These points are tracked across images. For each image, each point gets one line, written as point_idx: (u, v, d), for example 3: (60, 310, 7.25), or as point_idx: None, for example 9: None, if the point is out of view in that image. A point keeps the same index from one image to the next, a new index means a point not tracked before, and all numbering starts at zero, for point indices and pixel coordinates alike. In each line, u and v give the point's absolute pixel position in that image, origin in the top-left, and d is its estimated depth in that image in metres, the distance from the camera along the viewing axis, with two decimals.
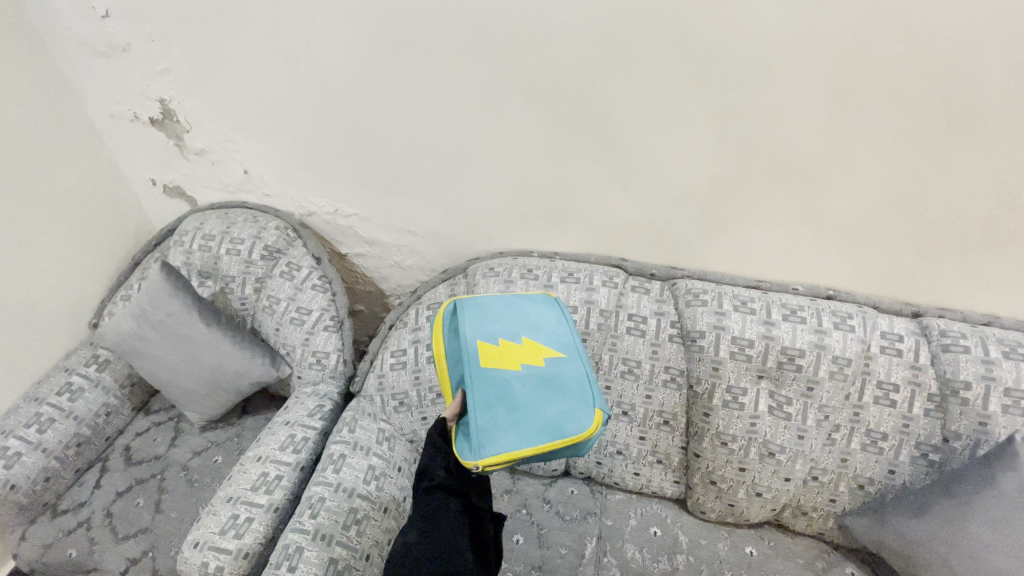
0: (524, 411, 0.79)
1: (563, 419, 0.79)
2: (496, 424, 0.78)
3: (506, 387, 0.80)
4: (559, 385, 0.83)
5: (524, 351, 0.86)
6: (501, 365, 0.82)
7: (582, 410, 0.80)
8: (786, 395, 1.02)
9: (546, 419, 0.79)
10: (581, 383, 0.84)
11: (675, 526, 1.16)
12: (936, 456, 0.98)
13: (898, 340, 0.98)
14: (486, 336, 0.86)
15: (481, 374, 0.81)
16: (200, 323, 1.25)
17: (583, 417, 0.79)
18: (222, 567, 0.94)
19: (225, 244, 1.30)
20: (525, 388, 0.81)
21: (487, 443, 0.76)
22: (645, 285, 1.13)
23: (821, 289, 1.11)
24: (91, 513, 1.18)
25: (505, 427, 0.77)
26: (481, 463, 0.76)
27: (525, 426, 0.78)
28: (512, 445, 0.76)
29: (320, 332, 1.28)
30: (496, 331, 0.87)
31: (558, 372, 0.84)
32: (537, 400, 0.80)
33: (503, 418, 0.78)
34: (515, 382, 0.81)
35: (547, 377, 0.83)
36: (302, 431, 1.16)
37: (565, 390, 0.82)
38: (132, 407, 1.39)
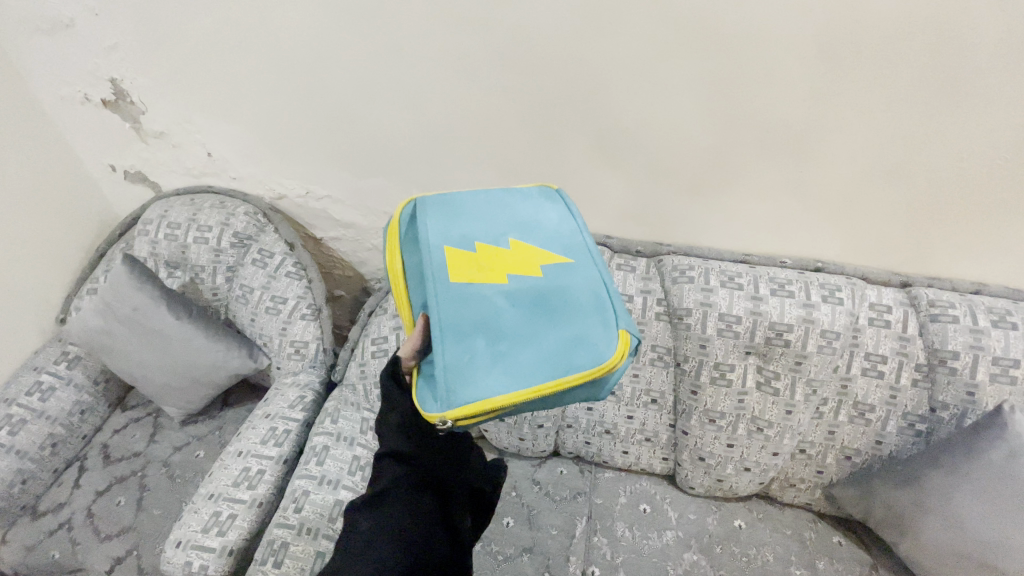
0: (510, 342, 0.66)
1: (562, 349, 0.67)
2: (477, 362, 0.65)
3: (486, 312, 0.68)
4: (553, 304, 0.70)
5: (507, 267, 0.73)
6: (478, 287, 0.70)
7: (586, 334, 0.68)
8: (774, 370, 1.00)
9: (540, 351, 0.66)
10: (584, 304, 0.71)
11: (665, 502, 1.16)
12: (923, 426, 0.98)
13: (886, 311, 0.97)
14: (458, 253, 0.73)
15: (453, 298, 0.68)
16: (170, 316, 1.20)
17: (588, 343, 0.67)
18: (206, 565, 0.93)
19: (192, 232, 1.24)
20: (511, 312, 0.68)
21: (468, 385, 0.64)
22: (631, 263, 1.09)
23: (809, 261, 1.08)
24: (71, 513, 1.16)
25: (488, 364, 0.65)
26: (462, 410, 0.62)
27: (515, 362, 0.65)
28: (500, 384, 0.64)
29: (298, 321, 1.23)
30: (472, 245, 0.75)
31: (552, 289, 0.71)
32: (527, 327, 0.68)
33: (485, 353, 0.66)
34: (497, 306, 0.68)
35: (537, 297, 0.70)
36: (284, 423, 1.13)
37: (563, 314, 0.70)
38: (108, 404, 1.35)
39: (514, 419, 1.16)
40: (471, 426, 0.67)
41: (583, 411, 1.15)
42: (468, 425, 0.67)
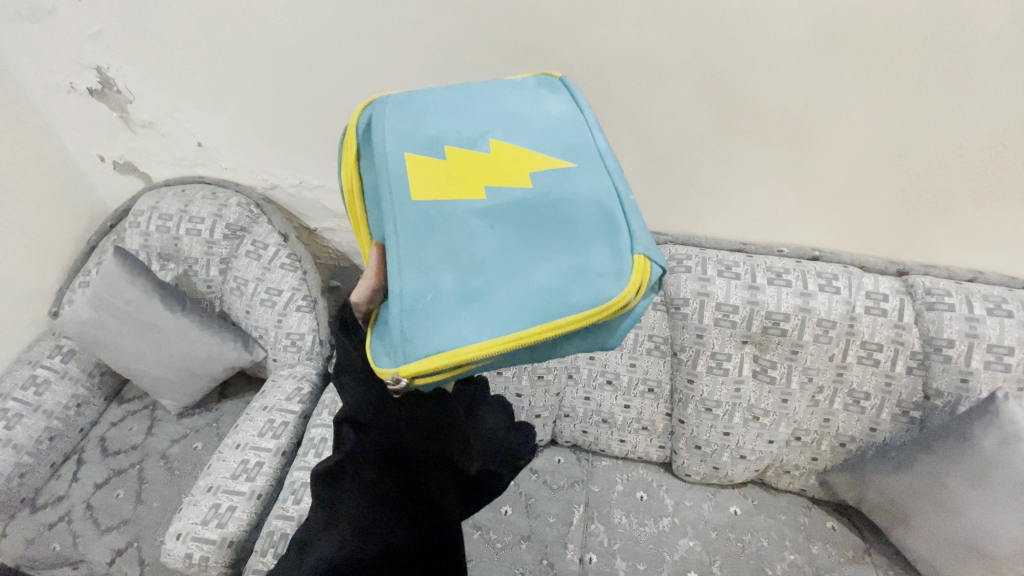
0: (487, 279, 0.56)
1: (551, 283, 0.56)
2: (446, 304, 0.55)
3: (456, 242, 0.57)
4: (543, 227, 0.58)
5: (486, 182, 0.61)
6: (450, 212, 0.59)
7: (582, 262, 0.57)
8: (770, 358, 1.00)
9: (522, 288, 0.55)
10: (580, 225, 0.59)
11: (662, 490, 1.17)
12: (917, 413, 0.99)
13: (883, 300, 0.97)
14: (427, 170, 0.61)
15: (418, 225, 0.58)
16: (164, 308, 1.19)
17: (583, 275, 0.56)
18: (207, 557, 0.94)
19: (185, 223, 1.22)
20: (487, 240, 0.57)
21: (436, 332, 0.54)
22: None
23: (807, 250, 1.07)
24: (70, 506, 1.16)
25: (458, 307, 0.55)
26: (428, 363, 0.53)
27: (491, 302, 0.55)
28: (473, 329, 0.54)
29: (293, 313, 1.22)
30: (442, 154, 0.63)
31: (541, 209, 0.59)
32: (508, 256, 0.57)
33: (456, 294, 0.56)
34: (470, 233, 0.58)
35: (522, 218, 0.59)
36: (281, 415, 1.13)
37: (548, 239, 0.58)
38: (104, 397, 1.35)
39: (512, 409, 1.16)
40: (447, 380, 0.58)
41: (580, 401, 1.15)
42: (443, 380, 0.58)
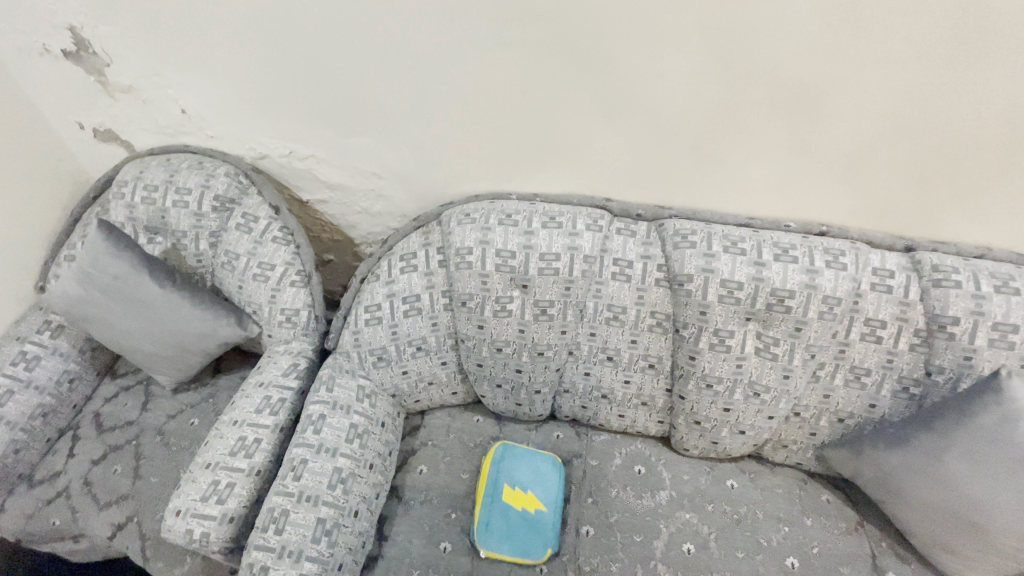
0: (501, 525, 1.06)
1: (523, 548, 1.04)
2: (486, 513, 1.07)
3: (494, 513, 1.07)
4: (534, 524, 1.07)
5: (518, 498, 1.10)
6: (498, 504, 1.09)
7: (540, 549, 1.04)
8: (774, 336, 0.99)
9: (514, 545, 1.04)
10: (548, 528, 1.07)
11: (660, 464, 1.18)
12: (917, 389, 0.99)
13: (888, 277, 0.95)
14: (495, 484, 1.11)
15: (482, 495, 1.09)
16: (152, 283, 1.16)
17: (539, 549, 1.04)
18: (208, 532, 0.94)
19: (171, 195, 1.18)
20: (506, 522, 1.07)
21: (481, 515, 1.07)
22: (631, 227, 1.05)
23: (814, 225, 1.05)
24: (68, 482, 1.16)
25: (490, 520, 1.07)
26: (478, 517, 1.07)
27: (503, 524, 1.06)
28: (492, 533, 1.05)
29: (287, 288, 1.19)
30: (502, 463, 1.13)
31: (536, 520, 1.07)
32: (513, 530, 1.06)
33: (490, 516, 1.07)
34: (501, 515, 1.07)
35: (526, 519, 1.07)
36: (278, 391, 1.12)
37: (528, 536, 1.06)
38: (97, 372, 1.33)
39: (511, 385, 1.15)
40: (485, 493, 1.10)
41: (580, 377, 1.14)
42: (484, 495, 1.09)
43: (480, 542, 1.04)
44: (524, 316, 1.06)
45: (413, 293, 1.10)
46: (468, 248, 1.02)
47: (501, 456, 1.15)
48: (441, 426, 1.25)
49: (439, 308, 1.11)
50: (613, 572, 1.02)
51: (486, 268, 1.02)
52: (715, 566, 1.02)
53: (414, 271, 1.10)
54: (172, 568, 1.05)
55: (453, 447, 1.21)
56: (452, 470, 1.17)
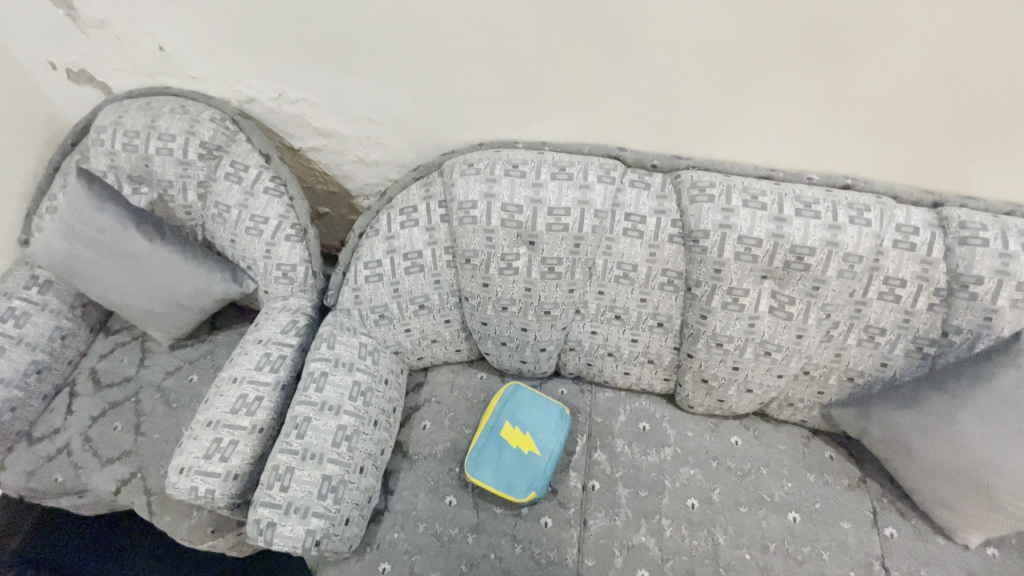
0: (494, 461, 1.07)
1: (506, 484, 1.05)
2: (486, 448, 1.09)
3: (495, 446, 1.09)
4: (524, 464, 1.07)
5: (521, 438, 1.10)
6: (501, 439, 1.10)
7: (520, 489, 1.05)
8: (789, 295, 0.96)
9: (501, 478, 1.06)
10: (534, 473, 1.06)
11: (664, 421, 1.17)
12: (932, 349, 0.97)
13: (913, 234, 0.91)
14: (506, 422, 1.12)
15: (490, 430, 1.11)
16: (141, 239, 1.11)
17: (518, 489, 1.05)
18: (213, 489, 0.94)
19: (153, 142, 1.08)
20: (503, 457, 1.08)
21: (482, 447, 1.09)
22: (646, 179, 0.98)
23: (838, 178, 0.99)
24: (68, 439, 1.15)
25: (487, 454, 1.08)
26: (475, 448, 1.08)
27: (497, 459, 1.07)
28: (486, 466, 1.07)
29: (282, 242, 1.13)
30: (516, 407, 1.14)
31: (528, 461, 1.07)
32: (506, 464, 1.07)
33: (490, 450, 1.09)
34: (499, 449, 1.09)
35: (520, 459, 1.08)
36: (278, 349, 1.08)
37: (517, 476, 1.06)
38: (89, 329, 1.29)
39: (516, 343, 1.12)
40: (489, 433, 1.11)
41: (587, 335, 1.12)
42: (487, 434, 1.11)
43: (471, 465, 1.07)
44: (530, 274, 1.01)
45: (415, 249, 1.05)
46: (473, 201, 0.96)
47: (511, 395, 1.15)
48: (444, 383, 1.23)
49: (442, 265, 1.06)
50: (616, 526, 1.04)
51: (491, 223, 0.96)
52: (717, 520, 1.04)
53: (414, 225, 1.04)
54: (179, 522, 1.06)
55: (457, 404, 1.20)
56: (456, 427, 1.17)
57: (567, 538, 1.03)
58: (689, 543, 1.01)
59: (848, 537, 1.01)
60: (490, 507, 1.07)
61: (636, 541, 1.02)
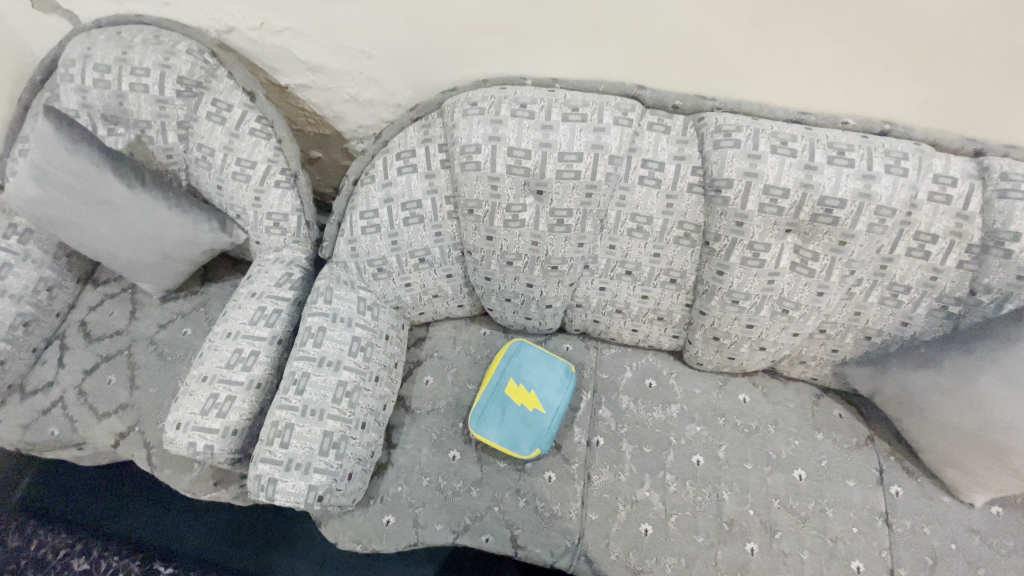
0: (498, 419, 1.06)
1: (511, 442, 1.04)
2: (488, 406, 1.07)
3: (498, 404, 1.07)
4: (529, 422, 1.05)
5: (525, 397, 1.07)
6: (504, 397, 1.08)
7: (526, 446, 1.03)
8: (813, 250, 0.90)
9: (505, 436, 1.04)
10: (540, 431, 1.05)
11: (671, 377, 1.15)
12: (957, 308, 0.93)
13: (950, 185, 0.84)
14: (508, 380, 1.09)
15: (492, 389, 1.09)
16: (119, 183, 1.03)
17: (524, 446, 1.03)
18: (212, 445, 0.92)
19: (125, 77, 0.98)
20: (507, 414, 1.06)
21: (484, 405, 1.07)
22: (666, 122, 0.90)
23: (875, 123, 0.91)
24: (63, 392, 1.13)
25: (490, 412, 1.06)
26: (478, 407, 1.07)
27: (501, 417, 1.06)
28: (490, 423, 1.05)
29: (272, 189, 1.06)
30: (519, 364, 1.11)
31: (533, 419, 1.05)
32: (510, 422, 1.05)
33: (493, 408, 1.07)
34: (502, 407, 1.07)
35: (524, 417, 1.06)
36: (273, 302, 1.04)
37: (522, 433, 1.05)
38: (76, 280, 1.24)
39: (521, 299, 1.08)
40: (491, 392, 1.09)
41: (595, 291, 1.07)
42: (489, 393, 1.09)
43: (474, 424, 1.05)
44: (538, 226, 0.94)
45: (414, 198, 0.98)
46: (476, 146, 0.88)
47: (516, 351, 1.12)
48: (446, 338, 1.20)
49: (443, 215, 1.00)
50: (621, 481, 1.03)
51: (497, 169, 0.89)
52: (722, 476, 1.03)
53: (413, 172, 0.96)
54: (181, 474, 1.06)
55: (459, 359, 1.17)
56: (459, 383, 1.14)
57: (571, 493, 1.02)
58: (693, 499, 1.01)
59: (853, 494, 1.01)
60: (494, 462, 1.06)
61: (640, 496, 1.02)
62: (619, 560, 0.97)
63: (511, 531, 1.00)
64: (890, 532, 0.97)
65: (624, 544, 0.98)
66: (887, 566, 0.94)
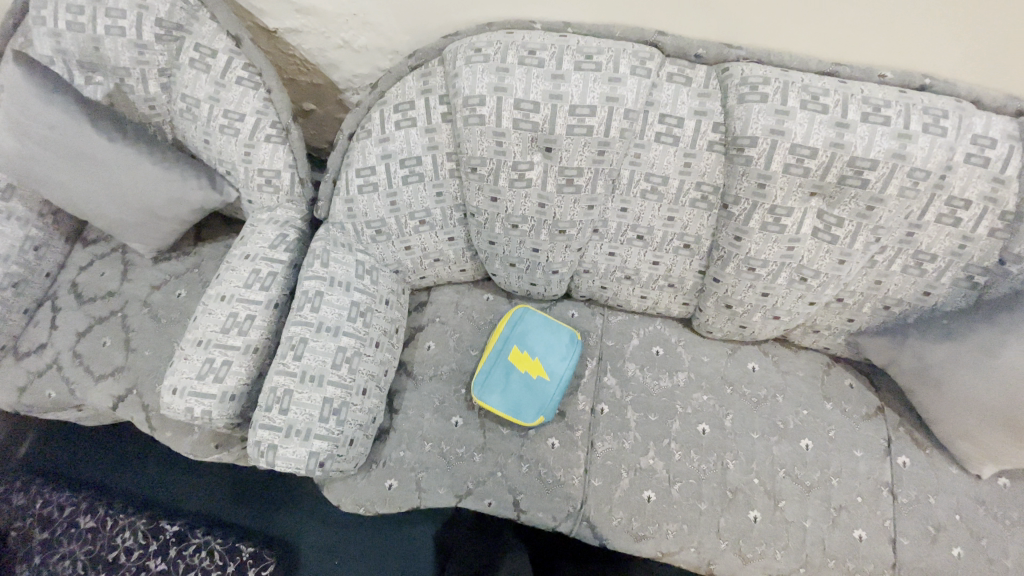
0: (502, 385, 1.04)
1: (515, 408, 1.03)
2: (492, 372, 1.05)
3: (502, 370, 1.05)
4: (534, 388, 1.03)
5: (529, 363, 1.05)
6: (509, 363, 1.06)
7: (530, 413, 1.02)
8: (838, 216, 0.85)
9: (509, 403, 1.03)
10: (544, 398, 1.03)
11: (679, 345, 1.12)
12: (983, 279, 0.89)
13: (989, 146, 0.78)
14: (513, 346, 1.07)
15: (497, 355, 1.06)
16: (99, 136, 0.97)
17: (528, 413, 1.02)
18: (210, 410, 0.90)
19: (100, 19, 0.88)
20: (511, 381, 1.04)
21: (488, 370, 1.05)
22: (687, 73, 0.83)
23: (915, 77, 0.83)
24: (57, 354, 1.11)
25: (494, 378, 1.04)
26: (482, 373, 1.05)
27: (505, 384, 1.04)
28: (493, 390, 1.03)
29: (263, 144, 0.99)
30: (525, 331, 1.08)
31: (538, 386, 1.04)
32: (514, 388, 1.04)
33: (497, 375, 1.05)
34: (506, 373, 1.05)
35: (529, 384, 1.04)
36: (267, 265, 0.99)
37: (526, 400, 1.03)
38: (64, 239, 1.19)
39: (526, 264, 1.03)
40: (496, 358, 1.06)
41: (604, 257, 1.03)
42: (494, 359, 1.06)
43: (478, 391, 1.04)
44: (545, 187, 0.89)
45: (413, 155, 0.92)
46: (480, 98, 0.81)
47: (520, 318, 1.09)
48: (448, 303, 1.16)
49: (445, 174, 0.94)
50: (625, 448, 1.02)
51: (502, 124, 0.82)
52: (727, 445, 1.02)
53: (412, 126, 0.90)
54: (181, 437, 1.05)
55: (462, 325, 1.14)
56: (461, 348, 1.12)
57: (575, 460, 1.01)
58: (698, 467, 1.00)
59: (860, 464, 1.00)
60: (497, 428, 1.05)
61: (644, 464, 1.01)
62: (621, 526, 0.97)
63: (513, 496, 0.99)
64: (894, 502, 0.97)
65: (627, 510, 0.98)
66: (889, 535, 0.95)
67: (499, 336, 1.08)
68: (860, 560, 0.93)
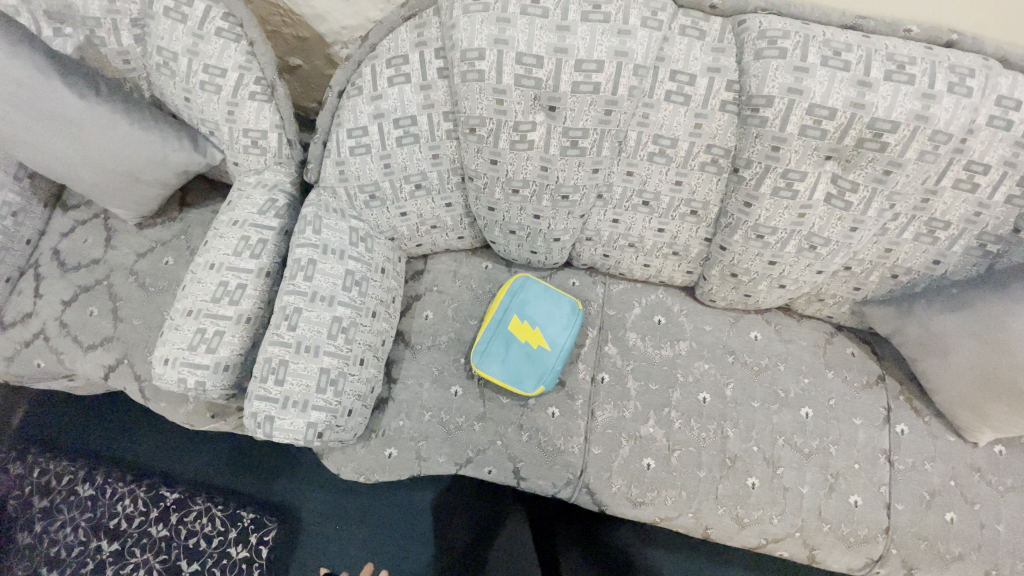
0: (502, 355, 1.02)
1: (515, 378, 1.01)
2: (492, 342, 1.03)
3: (503, 340, 1.03)
4: (534, 358, 1.02)
5: (530, 334, 1.03)
6: (509, 333, 1.04)
7: (531, 382, 1.01)
8: (853, 181, 0.81)
9: (509, 372, 1.01)
10: (545, 367, 1.01)
11: (682, 315, 1.10)
12: (996, 247, 0.87)
13: (1013, 109, 0.73)
14: (514, 316, 1.05)
15: (497, 326, 1.04)
16: (70, 94, 0.90)
17: (528, 381, 1.00)
18: (204, 381, 0.88)
19: None
20: (511, 350, 1.02)
21: (488, 341, 1.03)
22: (701, 26, 0.78)
23: (942, 32, 0.77)
24: (44, 324, 1.08)
25: (495, 349, 1.02)
26: (481, 343, 1.03)
27: (505, 354, 1.02)
28: (493, 360, 1.02)
29: (247, 102, 0.93)
30: (524, 301, 1.05)
31: (538, 356, 1.02)
32: (516, 357, 1.02)
33: (497, 345, 1.03)
34: (506, 343, 1.03)
35: (528, 354, 1.02)
36: (257, 232, 0.95)
37: (526, 369, 1.01)
38: (43, 204, 1.14)
39: (527, 232, 1.00)
40: (495, 331, 1.04)
41: (607, 224, 0.99)
42: (493, 331, 1.04)
43: (477, 361, 1.02)
44: (548, 149, 0.84)
45: (408, 115, 0.87)
46: (479, 51, 0.75)
47: (520, 287, 1.06)
48: (446, 272, 1.13)
49: (441, 134, 0.89)
50: (625, 417, 1.02)
51: (503, 80, 0.77)
52: (728, 414, 1.02)
53: (406, 82, 0.84)
54: (176, 407, 1.04)
55: (460, 294, 1.11)
56: (460, 318, 1.10)
57: (575, 429, 1.01)
58: (697, 435, 1.00)
59: (859, 432, 1.00)
60: (496, 398, 1.04)
61: (644, 432, 1.00)
62: (620, 493, 0.98)
63: (513, 464, 0.99)
64: (891, 468, 0.98)
65: (627, 477, 0.98)
66: (885, 501, 0.96)
67: (499, 307, 1.06)
68: (855, 524, 0.95)
